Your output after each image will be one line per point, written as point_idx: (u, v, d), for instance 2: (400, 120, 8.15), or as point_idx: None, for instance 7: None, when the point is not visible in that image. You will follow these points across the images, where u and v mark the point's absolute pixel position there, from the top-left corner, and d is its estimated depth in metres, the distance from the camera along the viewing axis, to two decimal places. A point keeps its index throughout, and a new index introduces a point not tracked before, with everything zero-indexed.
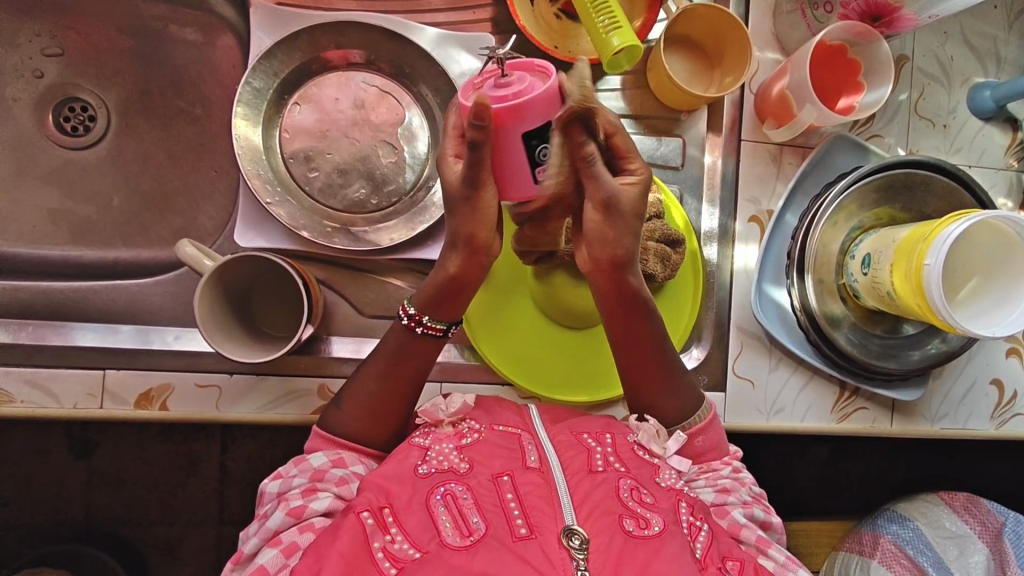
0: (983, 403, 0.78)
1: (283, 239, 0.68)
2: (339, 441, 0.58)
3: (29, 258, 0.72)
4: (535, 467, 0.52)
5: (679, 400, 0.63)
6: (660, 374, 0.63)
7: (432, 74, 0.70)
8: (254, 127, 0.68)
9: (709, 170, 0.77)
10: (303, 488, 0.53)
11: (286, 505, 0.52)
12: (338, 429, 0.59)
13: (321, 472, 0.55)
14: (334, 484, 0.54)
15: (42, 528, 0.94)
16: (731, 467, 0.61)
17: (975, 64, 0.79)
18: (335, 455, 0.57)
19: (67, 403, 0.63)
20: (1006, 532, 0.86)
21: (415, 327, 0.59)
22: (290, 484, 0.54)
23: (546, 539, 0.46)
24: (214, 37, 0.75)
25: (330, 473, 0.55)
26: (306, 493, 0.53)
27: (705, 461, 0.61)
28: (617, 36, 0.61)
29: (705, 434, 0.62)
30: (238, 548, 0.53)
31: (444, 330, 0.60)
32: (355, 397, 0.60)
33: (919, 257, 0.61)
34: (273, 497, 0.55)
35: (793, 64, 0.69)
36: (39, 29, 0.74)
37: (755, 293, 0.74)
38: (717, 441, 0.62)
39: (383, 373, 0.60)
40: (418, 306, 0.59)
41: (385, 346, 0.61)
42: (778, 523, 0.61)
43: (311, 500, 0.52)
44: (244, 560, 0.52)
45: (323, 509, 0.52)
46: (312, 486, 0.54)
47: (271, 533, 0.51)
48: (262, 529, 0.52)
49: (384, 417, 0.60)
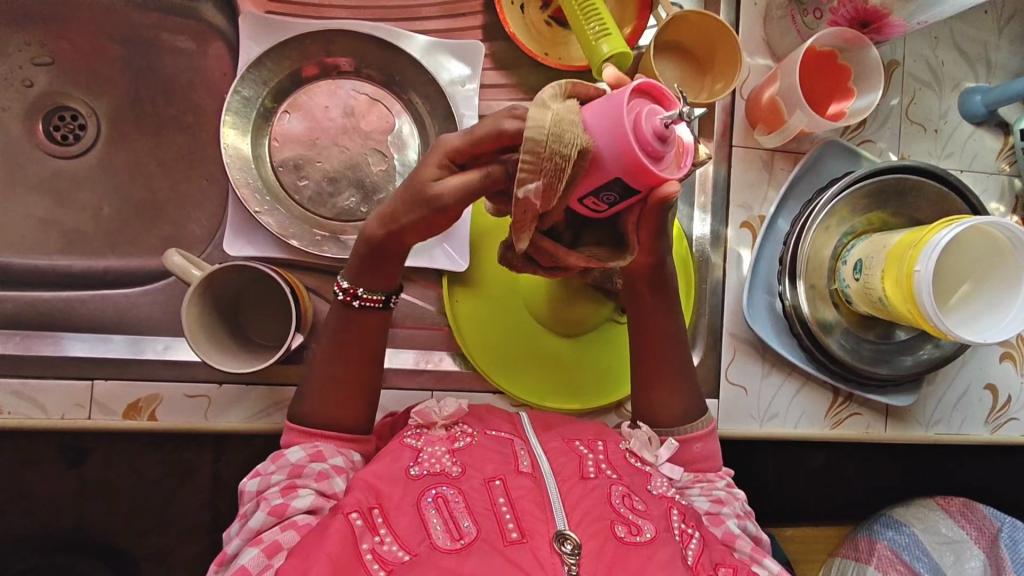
0: (978, 407, 0.78)
1: (271, 248, 0.67)
2: (315, 432, 0.57)
3: (19, 268, 0.72)
4: (527, 472, 0.52)
5: (683, 404, 0.63)
6: (661, 371, 0.63)
7: (423, 81, 0.70)
8: (243, 136, 0.67)
9: (701, 177, 0.76)
10: (282, 486, 0.53)
11: (267, 504, 0.51)
12: (313, 420, 0.58)
13: (299, 468, 0.54)
14: (313, 479, 0.53)
15: (34, 538, 0.93)
16: (725, 480, 0.61)
17: (966, 68, 0.79)
18: (313, 447, 0.56)
19: (55, 414, 0.64)
20: (1002, 536, 0.87)
21: (351, 301, 0.58)
22: (269, 481, 0.54)
23: (537, 543, 0.46)
24: (206, 46, 0.75)
25: (309, 469, 0.54)
26: (285, 492, 0.52)
27: (699, 471, 0.61)
28: (607, 43, 0.62)
29: (703, 441, 0.62)
30: (221, 550, 0.52)
31: (383, 300, 0.59)
32: (323, 385, 0.59)
33: (909, 263, 0.61)
34: (252, 496, 0.54)
35: (783, 70, 0.69)
36: (29, 38, 0.74)
37: (747, 300, 0.74)
38: (714, 451, 0.62)
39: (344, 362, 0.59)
40: (352, 279, 0.58)
41: (329, 325, 0.60)
42: (766, 539, 0.60)
43: (292, 498, 0.51)
44: (228, 560, 0.51)
45: (305, 506, 0.51)
46: (291, 484, 0.53)
47: (253, 532, 0.50)
48: (244, 529, 0.51)
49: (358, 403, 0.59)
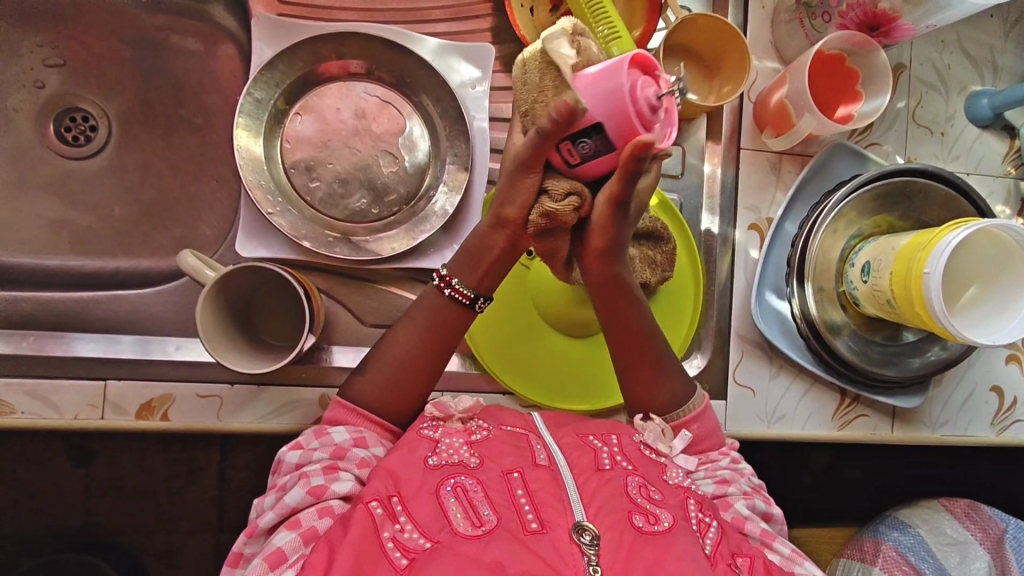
0: (983, 409, 0.78)
1: (284, 249, 0.68)
2: (364, 415, 0.57)
3: (30, 268, 0.72)
4: (545, 464, 0.52)
5: (671, 390, 0.63)
6: (661, 373, 0.63)
7: (433, 84, 0.71)
8: (255, 138, 0.68)
9: (709, 179, 0.77)
10: (323, 465, 0.53)
11: (307, 483, 0.51)
12: (359, 401, 0.58)
13: (343, 450, 0.54)
14: (355, 465, 0.54)
15: (43, 536, 0.94)
16: (729, 457, 0.61)
17: (973, 73, 0.80)
18: (357, 432, 0.56)
19: (67, 414, 0.64)
20: (1007, 538, 0.87)
21: (444, 289, 0.61)
22: (311, 457, 0.54)
23: (557, 535, 0.46)
24: (215, 47, 0.76)
25: (352, 453, 0.54)
26: (327, 472, 0.52)
27: (702, 452, 0.61)
28: (616, 46, 0.61)
29: (698, 423, 0.62)
30: (252, 521, 0.52)
31: (473, 297, 0.61)
32: (378, 370, 0.60)
33: (918, 264, 0.61)
34: (292, 469, 0.54)
35: (793, 73, 0.70)
36: (41, 39, 0.74)
37: (754, 302, 0.74)
38: (711, 428, 0.63)
39: (414, 354, 0.60)
40: (452, 268, 0.61)
41: (416, 312, 0.61)
42: (778, 514, 0.60)
43: (333, 480, 0.52)
44: (260, 534, 0.51)
45: (343, 491, 0.51)
46: (334, 465, 0.53)
47: (289, 510, 0.51)
48: (280, 505, 0.51)
49: (406, 395, 0.60)
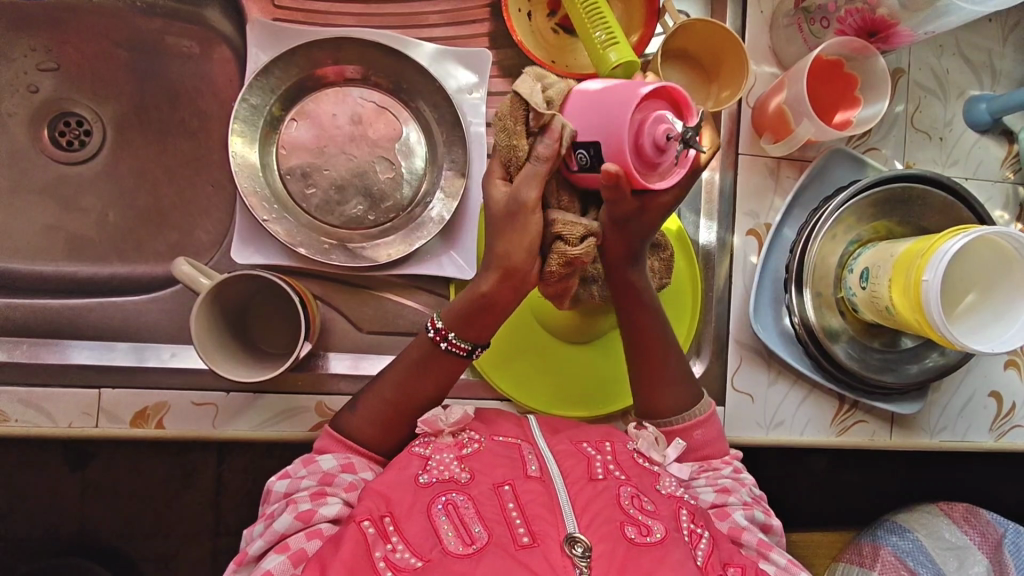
0: (981, 415, 0.78)
1: (280, 255, 0.67)
2: (351, 444, 0.58)
3: (26, 274, 0.72)
4: (536, 475, 0.52)
5: (676, 396, 0.63)
6: (658, 379, 0.64)
7: (430, 89, 0.70)
8: (251, 145, 0.68)
9: (707, 184, 0.76)
10: (311, 492, 0.53)
11: (295, 509, 0.51)
12: (348, 432, 0.58)
13: (330, 476, 0.55)
14: (342, 489, 0.54)
15: (39, 541, 0.93)
16: (732, 466, 0.61)
17: (971, 77, 0.80)
18: (344, 458, 0.56)
19: (62, 422, 0.64)
20: (1006, 543, 0.86)
21: (439, 342, 0.58)
22: (298, 484, 0.54)
23: (548, 547, 0.46)
24: (211, 51, 0.75)
25: (339, 479, 0.54)
26: (314, 497, 0.52)
27: (704, 457, 0.62)
28: (615, 51, 0.60)
29: (703, 427, 0.62)
30: (242, 548, 0.53)
31: (469, 349, 0.58)
32: (370, 404, 0.59)
33: (917, 271, 0.61)
34: (281, 497, 0.54)
35: (791, 78, 0.69)
36: (35, 44, 0.73)
37: (752, 308, 0.74)
38: (716, 436, 0.63)
39: (407, 391, 0.59)
40: (447, 321, 0.58)
41: (408, 356, 0.60)
42: (778, 524, 0.60)
43: (320, 505, 0.52)
44: (249, 561, 0.51)
45: (331, 514, 0.51)
46: (321, 491, 0.53)
47: (278, 536, 0.51)
48: (268, 531, 0.51)
49: (397, 428, 0.59)
